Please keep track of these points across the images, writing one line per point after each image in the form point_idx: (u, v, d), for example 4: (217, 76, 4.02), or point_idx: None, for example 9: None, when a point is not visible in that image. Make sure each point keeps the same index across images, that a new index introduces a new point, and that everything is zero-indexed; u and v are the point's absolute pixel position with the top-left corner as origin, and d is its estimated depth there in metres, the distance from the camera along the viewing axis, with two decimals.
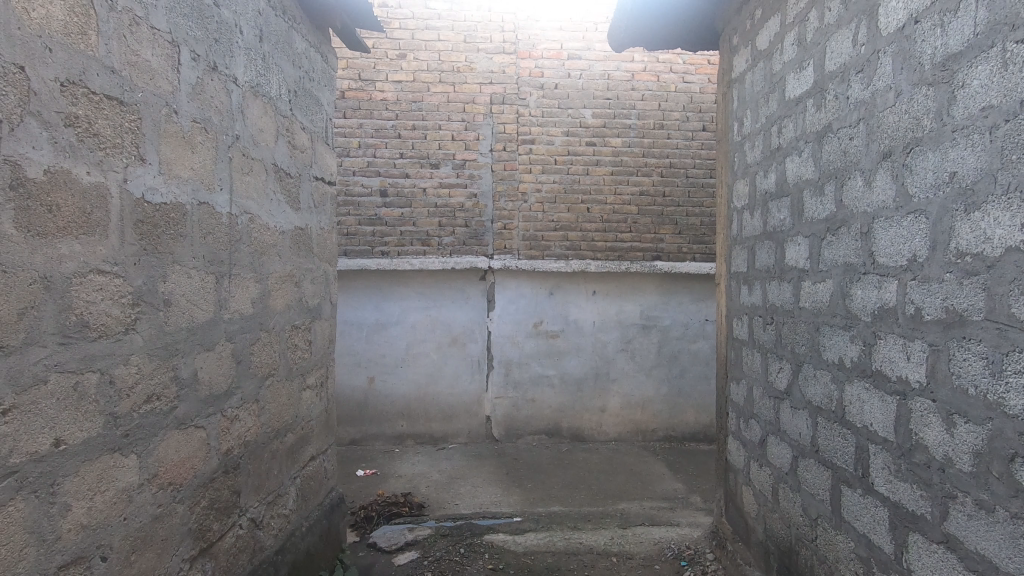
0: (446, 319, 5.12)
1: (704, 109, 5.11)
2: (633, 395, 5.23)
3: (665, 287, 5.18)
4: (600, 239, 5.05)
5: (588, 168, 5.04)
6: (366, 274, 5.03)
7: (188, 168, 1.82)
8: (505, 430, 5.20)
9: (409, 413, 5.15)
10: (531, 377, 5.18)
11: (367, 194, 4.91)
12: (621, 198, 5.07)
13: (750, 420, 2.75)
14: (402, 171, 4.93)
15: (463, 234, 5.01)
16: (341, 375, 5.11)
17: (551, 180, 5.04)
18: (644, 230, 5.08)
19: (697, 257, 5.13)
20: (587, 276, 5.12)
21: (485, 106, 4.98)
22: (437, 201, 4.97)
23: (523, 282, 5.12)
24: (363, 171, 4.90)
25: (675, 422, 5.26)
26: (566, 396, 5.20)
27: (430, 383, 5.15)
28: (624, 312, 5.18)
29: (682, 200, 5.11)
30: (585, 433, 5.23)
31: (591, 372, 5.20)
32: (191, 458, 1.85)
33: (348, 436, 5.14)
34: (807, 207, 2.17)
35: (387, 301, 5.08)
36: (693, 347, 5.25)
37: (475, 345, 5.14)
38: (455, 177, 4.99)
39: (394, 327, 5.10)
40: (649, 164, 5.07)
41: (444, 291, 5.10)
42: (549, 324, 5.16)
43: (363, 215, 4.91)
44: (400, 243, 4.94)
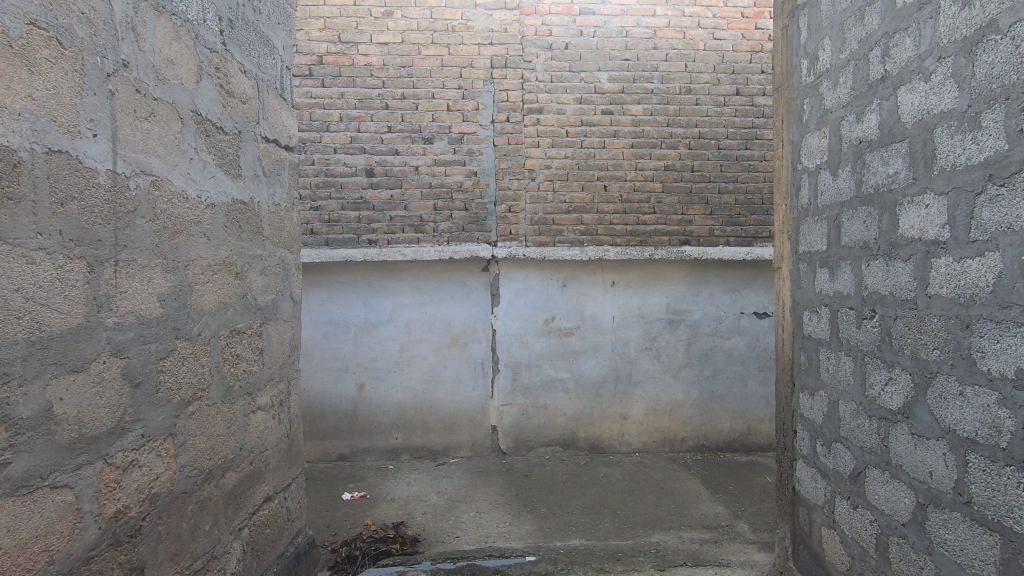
0: (444, 317, 4.49)
1: (738, 69, 4.42)
2: (659, 401, 4.59)
3: (695, 276, 4.53)
4: (619, 222, 4.40)
5: (604, 140, 4.38)
6: (354, 267, 4.41)
7: (24, 94, 1.19)
8: (514, 442, 4.57)
9: (405, 424, 4.53)
10: (543, 381, 4.54)
11: (351, 175, 4.28)
12: (643, 174, 4.40)
13: (835, 445, 2.11)
14: (391, 147, 4.29)
15: (462, 219, 4.36)
16: (325, 382, 4.48)
17: (562, 154, 4.38)
18: (670, 210, 4.42)
19: (732, 240, 4.46)
20: (605, 265, 4.47)
21: (484, 71, 4.33)
22: (432, 181, 4.33)
23: (533, 272, 4.47)
24: (345, 149, 4.26)
25: (708, 430, 4.61)
26: (583, 403, 4.56)
27: (428, 389, 4.53)
28: (649, 305, 4.53)
29: (714, 176, 4.44)
30: (605, 444, 4.59)
31: (611, 375, 4.56)
32: (42, 537, 1.23)
33: (335, 452, 4.51)
34: (945, 150, 1.51)
35: (378, 298, 4.46)
36: (727, 344, 4.59)
37: (479, 346, 4.52)
38: (452, 153, 4.34)
39: (386, 326, 4.48)
40: (675, 135, 4.41)
41: (442, 285, 4.47)
42: (562, 320, 4.52)
43: (346, 199, 4.28)
44: (390, 231, 4.31)
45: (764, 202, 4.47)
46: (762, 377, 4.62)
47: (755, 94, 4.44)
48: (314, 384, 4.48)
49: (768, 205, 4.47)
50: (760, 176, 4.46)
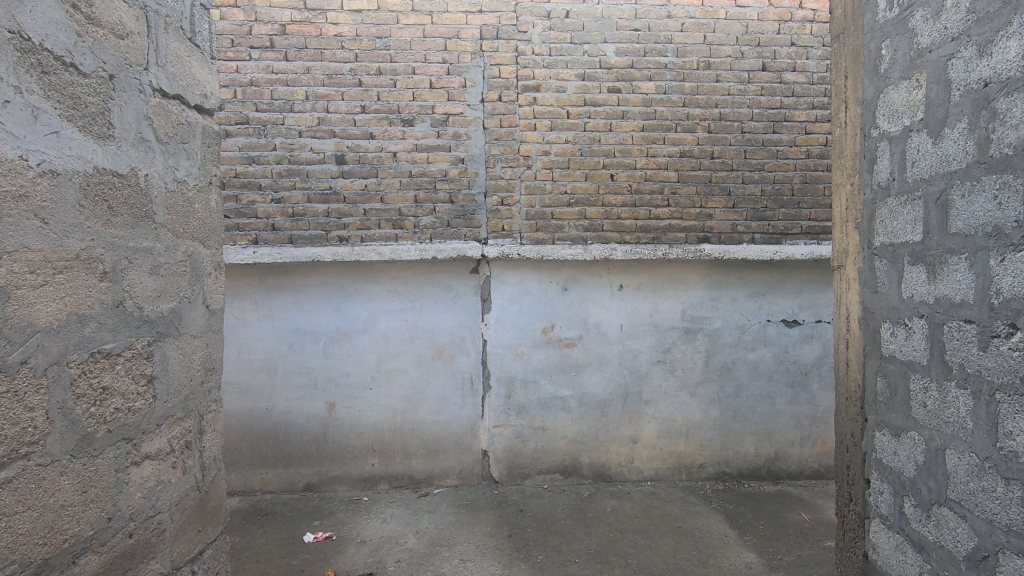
0: (427, 326, 3.92)
1: (764, 42, 3.85)
2: (673, 422, 4.00)
3: (714, 279, 3.96)
4: (628, 216, 3.83)
5: (611, 122, 3.81)
6: (323, 268, 3.84)
7: None
8: (507, 469, 3.98)
9: (383, 448, 3.95)
10: (540, 399, 3.96)
11: (318, 162, 3.71)
12: (655, 161, 3.83)
13: (937, 512, 1.54)
14: (365, 130, 3.73)
15: (447, 213, 3.79)
16: (289, 400, 3.90)
17: (562, 139, 3.81)
18: (687, 203, 3.85)
19: (757, 237, 3.88)
20: (612, 266, 3.90)
21: (473, 43, 3.77)
22: (413, 169, 3.76)
23: (529, 274, 3.89)
24: (312, 131, 3.70)
25: (730, 455, 4.03)
26: (587, 424, 3.98)
27: (409, 409, 3.95)
28: (662, 312, 3.96)
29: (737, 163, 3.86)
30: (612, 471, 4.00)
31: (618, 392, 3.97)
32: None
33: (301, 481, 3.93)
34: None
35: (351, 304, 3.89)
36: (751, 356, 4.01)
37: (467, 359, 3.94)
38: (435, 137, 3.77)
39: (360, 336, 3.90)
40: (691, 116, 3.84)
41: (424, 289, 3.90)
42: (563, 329, 3.94)
43: (314, 190, 3.71)
44: (364, 226, 3.74)
45: (795, 193, 3.89)
46: (792, 395, 4.04)
47: (783, 70, 3.87)
48: (277, 404, 3.90)
49: (799, 197, 3.89)
50: (790, 164, 3.89)
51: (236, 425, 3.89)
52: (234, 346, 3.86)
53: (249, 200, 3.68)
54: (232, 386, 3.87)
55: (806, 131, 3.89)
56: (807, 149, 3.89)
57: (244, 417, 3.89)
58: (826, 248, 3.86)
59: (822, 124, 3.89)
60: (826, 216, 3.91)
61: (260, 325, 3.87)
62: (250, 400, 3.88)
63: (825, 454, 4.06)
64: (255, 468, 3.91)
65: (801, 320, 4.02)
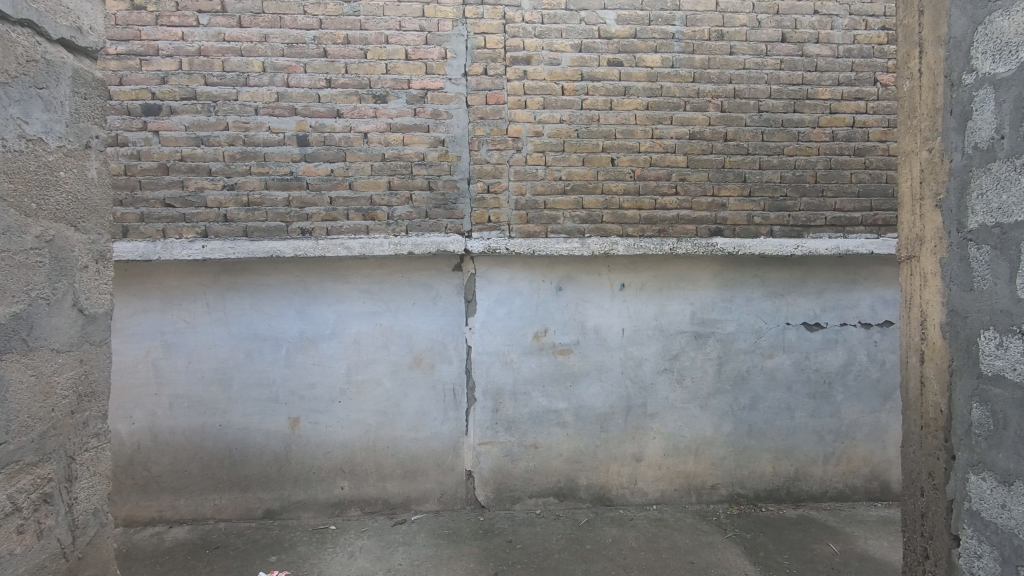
0: (404, 330, 3.46)
1: (784, 9, 3.42)
2: (681, 437, 3.56)
3: (728, 277, 3.52)
4: (630, 206, 3.39)
5: (611, 100, 3.37)
6: (285, 265, 3.38)
7: None
8: (495, 492, 3.52)
9: (353, 469, 3.49)
10: (532, 413, 3.50)
11: (277, 143, 3.25)
12: (662, 144, 3.39)
13: None
14: (331, 107, 3.26)
15: (425, 202, 3.33)
16: (246, 416, 3.42)
17: (556, 118, 3.36)
18: (697, 191, 3.41)
19: (776, 230, 3.44)
20: (613, 263, 3.45)
21: (455, 8, 3.31)
22: (386, 152, 3.30)
23: (519, 272, 3.44)
24: (269, 108, 3.23)
25: (744, 475, 3.58)
26: (584, 441, 3.53)
27: (383, 425, 3.48)
28: (669, 315, 3.51)
29: (753, 147, 3.43)
30: (613, 493, 3.55)
31: (619, 405, 3.53)
32: None
33: (260, 508, 3.45)
34: None
35: (317, 306, 3.42)
36: (769, 364, 3.58)
37: (449, 368, 3.48)
38: (411, 116, 3.31)
39: (327, 343, 3.44)
40: (702, 93, 3.40)
41: (400, 289, 3.43)
42: (558, 334, 3.48)
43: (272, 175, 3.25)
44: (330, 217, 3.28)
45: (818, 180, 3.46)
46: (814, 407, 3.60)
47: (805, 41, 3.43)
48: (233, 419, 3.42)
49: (822, 185, 3.46)
50: (813, 147, 3.45)
51: (185, 444, 3.40)
52: (183, 354, 3.38)
53: (197, 186, 3.20)
54: (181, 399, 3.39)
55: (831, 111, 3.46)
56: (832, 130, 3.46)
57: (195, 435, 3.40)
58: (852, 243, 3.43)
59: (849, 103, 3.46)
60: (853, 206, 3.47)
61: (213, 330, 3.39)
62: (202, 416, 3.40)
63: (850, 473, 3.62)
64: (207, 493, 3.42)
65: (824, 323, 3.59)
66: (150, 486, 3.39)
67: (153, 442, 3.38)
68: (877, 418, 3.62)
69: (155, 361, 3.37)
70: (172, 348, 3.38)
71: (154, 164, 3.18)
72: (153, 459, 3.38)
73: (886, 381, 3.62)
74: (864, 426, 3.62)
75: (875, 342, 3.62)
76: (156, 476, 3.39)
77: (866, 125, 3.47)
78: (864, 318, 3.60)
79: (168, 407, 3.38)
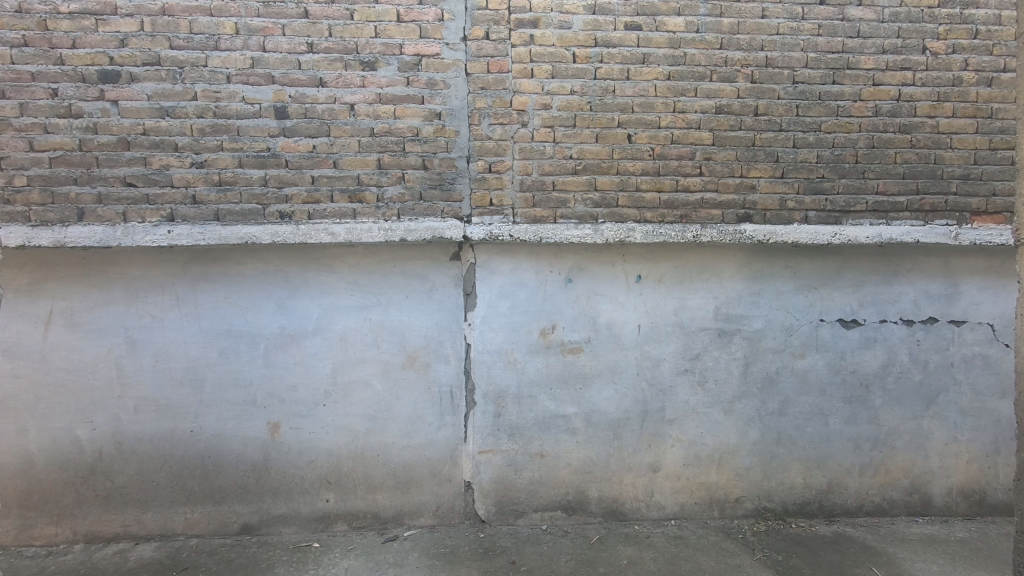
0: (395, 326, 3.11)
1: None
2: (703, 446, 3.22)
3: (756, 268, 3.16)
4: (649, 188, 3.03)
5: (628, 69, 3.00)
6: (262, 254, 3.02)
7: None
8: (496, 505, 3.18)
9: (340, 480, 3.15)
10: (537, 418, 3.16)
11: (252, 115, 2.88)
12: (685, 119, 3.02)
13: None
14: (313, 75, 2.89)
15: (419, 183, 2.98)
16: (220, 421, 3.08)
17: (567, 88, 2.99)
18: (724, 172, 3.05)
19: (811, 215, 3.09)
20: (629, 252, 3.10)
21: None
22: (375, 126, 2.94)
23: (524, 262, 3.08)
24: (243, 76, 2.86)
25: (772, 487, 3.25)
26: (595, 450, 3.19)
27: (373, 431, 3.14)
28: (690, 310, 3.16)
29: (786, 122, 3.06)
30: (626, 507, 3.22)
31: (635, 410, 3.18)
32: None
33: (236, 522, 3.11)
34: None
35: (299, 299, 3.07)
36: (800, 365, 3.23)
37: (446, 368, 3.14)
38: (403, 85, 2.94)
39: (310, 340, 3.09)
40: (730, 61, 3.03)
41: (392, 280, 3.08)
42: (567, 331, 3.13)
43: (246, 151, 2.88)
44: (311, 199, 2.92)
45: (859, 160, 3.09)
46: (849, 413, 3.25)
47: (847, 3, 3.06)
48: (205, 424, 3.07)
49: (864, 165, 3.09)
50: (853, 123, 3.09)
51: (152, 452, 3.05)
52: (149, 352, 3.03)
53: (162, 163, 2.84)
54: (147, 402, 3.04)
55: (874, 82, 3.08)
56: (875, 104, 3.09)
57: (163, 442, 3.05)
58: (896, 230, 3.07)
59: (894, 74, 3.09)
60: (897, 189, 3.11)
61: (183, 325, 3.04)
62: (171, 421, 3.05)
63: (888, 485, 3.28)
64: (176, 506, 3.08)
65: (862, 320, 3.23)
66: (113, 499, 3.05)
67: (116, 449, 3.03)
68: (919, 425, 3.27)
69: (117, 359, 3.01)
70: (136, 345, 3.02)
71: (113, 138, 2.82)
72: (116, 469, 3.04)
73: (929, 385, 3.27)
74: (905, 434, 3.27)
75: (917, 341, 3.26)
76: (120, 488, 3.04)
77: (914, 98, 3.10)
78: (906, 315, 3.24)
79: (133, 411, 3.03)
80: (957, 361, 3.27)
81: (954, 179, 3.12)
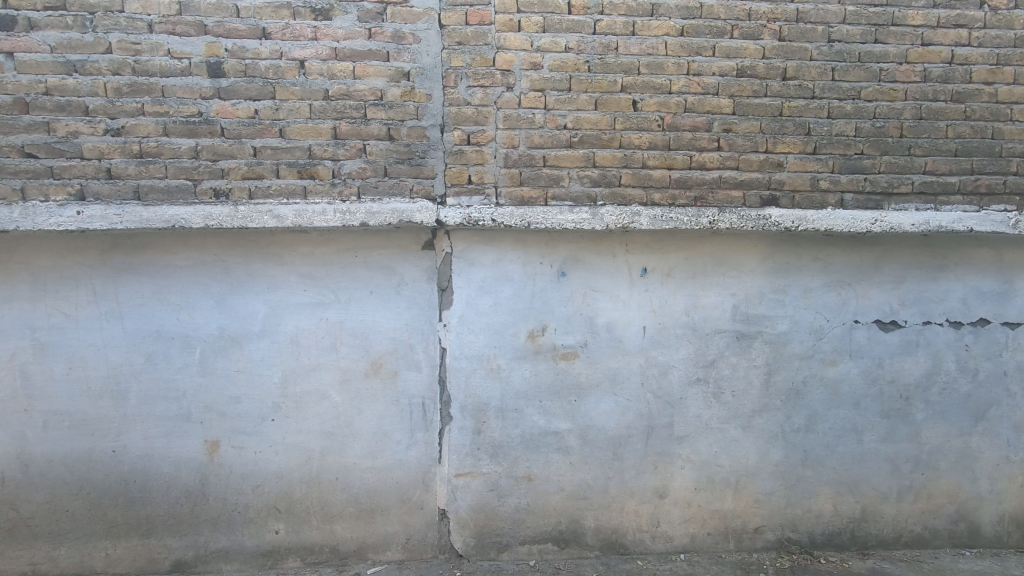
0: (357, 328, 2.62)
1: None
2: (718, 468, 2.76)
3: (781, 261, 2.69)
4: (657, 164, 2.56)
5: (634, 22, 2.51)
6: (196, 241, 2.52)
7: None
8: (476, 538, 2.72)
9: (291, 508, 2.67)
10: (524, 436, 2.69)
11: (179, 72, 2.37)
12: (701, 82, 2.55)
13: None
14: (253, 24, 2.39)
15: (384, 156, 2.49)
16: (147, 439, 2.59)
17: (561, 45, 2.50)
18: (746, 146, 2.58)
19: (848, 199, 2.62)
20: (633, 241, 2.62)
21: None
22: (330, 87, 2.44)
23: (509, 251, 2.60)
24: (168, 24, 2.36)
25: (797, 515, 2.80)
26: (592, 472, 2.72)
27: (330, 451, 2.66)
28: (704, 309, 2.69)
29: (821, 88, 2.59)
30: (628, 540, 2.76)
31: (638, 426, 2.72)
32: None
33: (166, 560, 2.64)
34: None
35: (240, 295, 2.58)
36: (831, 374, 2.77)
37: (417, 377, 2.66)
38: (364, 38, 2.45)
39: (255, 344, 2.61)
40: (756, 14, 2.55)
41: (353, 273, 2.59)
42: (559, 332, 2.66)
43: (173, 116, 2.39)
44: (253, 174, 2.43)
45: (904, 133, 2.63)
46: (887, 430, 2.80)
47: None
48: (130, 444, 2.59)
49: (910, 139, 2.63)
50: (898, 90, 2.61)
51: (65, 476, 2.57)
52: (61, 357, 2.53)
53: (69, 129, 2.34)
54: (58, 418, 2.54)
55: (923, 42, 2.61)
56: (924, 67, 2.62)
57: (79, 465, 2.57)
58: (947, 217, 2.61)
59: (946, 32, 2.61)
60: (947, 168, 2.64)
61: (101, 326, 2.54)
62: (88, 439, 2.57)
63: (930, 513, 2.84)
64: (96, 540, 2.60)
65: (903, 322, 2.77)
66: (19, 532, 2.57)
67: (21, 474, 2.55)
68: (966, 444, 2.82)
69: (22, 366, 2.52)
70: (45, 349, 2.52)
71: (7, 98, 2.31)
72: (23, 497, 2.55)
73: (978, 397, 2.82)
74: (950, 453, 2.82)
75: (966, 346, 2.80)
76: (27, 519, 2.57)
77: (969, 61, 2.63)
78: (954, 316, 2.78)
79: (42, 428, 2.54)
80: (1012, 370, 2.82)
81: (1015, 156, 2.66)
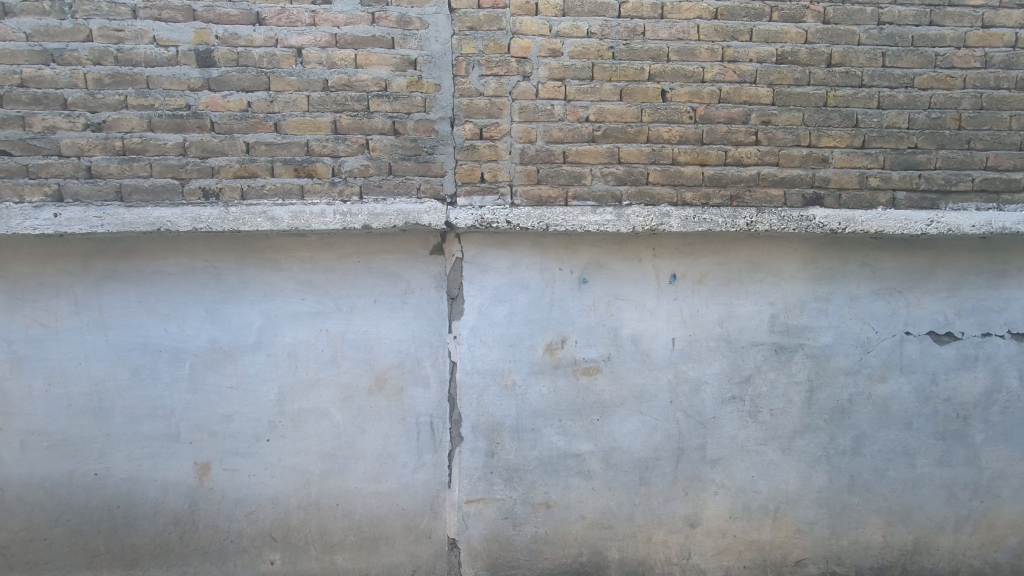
0: (359, 340, 2.40)
1: None
2: (755, 494, 2.51)
3: (825, 266, 2.44)
4: (689, 160, 2.32)
5: (663, 4, 2.28)
6: (185, 245, 2.32)
7: None
8: (488, 570, 2.48)
9: (287, 536, 2.45)
10: (542, 459, 2.45)
11: (165, 61, 2.18)
12: (737, 70, 2.31)
13: None
14: (246, 9, 2.19)
15: (388, 151, 2.27)
16: (132, 461, 2.38)
17: (582, 29, 2.27)
18: (787, 139, 2.33)
19: (900, 198, 2.37)
20: (662, 244, 2.39)
21: None
22: (329, 77, 2.23)
23: (525, 255, 2.37)
24: (153, 9, 2.16)
25: (843, 547, 2.54)
26: (616, 499, 2.48)
27: (331, 474, 2.44)
28: (740, 320, 2.45)
29: (870, 75, 2.34)
30: (655, 573, 2.52)
31: (667, 448, 2.47)
32: None
33: None
34: None
35: (234, 304, 2.37)
36: (880, 391, 2.51)
37: (425, 393, 2.43)
38: (367, 24, 2.24)
39: (249, 357, 2.39)
40: None
41: (355, 280, 2.37)
42: (580, 345, 2.43)
43: (158, 109, 2.19)
44: (245, 173, 2.22)
45: (962, 124, 2.37)
46: (942, 453, 2.53)
47: None
48: (114, 466, 2.38)
49: (969, 131, 2.37)
50: (956, 77, 2.36)
51: (44, 501, 2.37)
52: (39, 372, 2.33)
53: (46, 124, 2.15)
54: (37, 438, 2.34)
55: (984, 23, 2.36)
56: (985, 52, 2.36)
57: (59, 489, 2.37)
58: (1011, 217, 2.35)
59: (1010, 12, 2.36)
60: (1011, 163, 2.38)
61: (83, 338, 2.34)
62: (69, 461, 2.36)
63: (991, 545, 2.56)
64: (76, 571, 2.40)
65: (960, 334, 2.51)
66: None
67: None
68: None
69: None
70: (23, 363, 2.33)
71: None
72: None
73: None
74: (1014, 479, 2.55)
75: None
76: (3, 548, 2.37)
77: None
78: (1017, 327, 2.51)
79: (19, 448, 2.34)
80: None
81: None
